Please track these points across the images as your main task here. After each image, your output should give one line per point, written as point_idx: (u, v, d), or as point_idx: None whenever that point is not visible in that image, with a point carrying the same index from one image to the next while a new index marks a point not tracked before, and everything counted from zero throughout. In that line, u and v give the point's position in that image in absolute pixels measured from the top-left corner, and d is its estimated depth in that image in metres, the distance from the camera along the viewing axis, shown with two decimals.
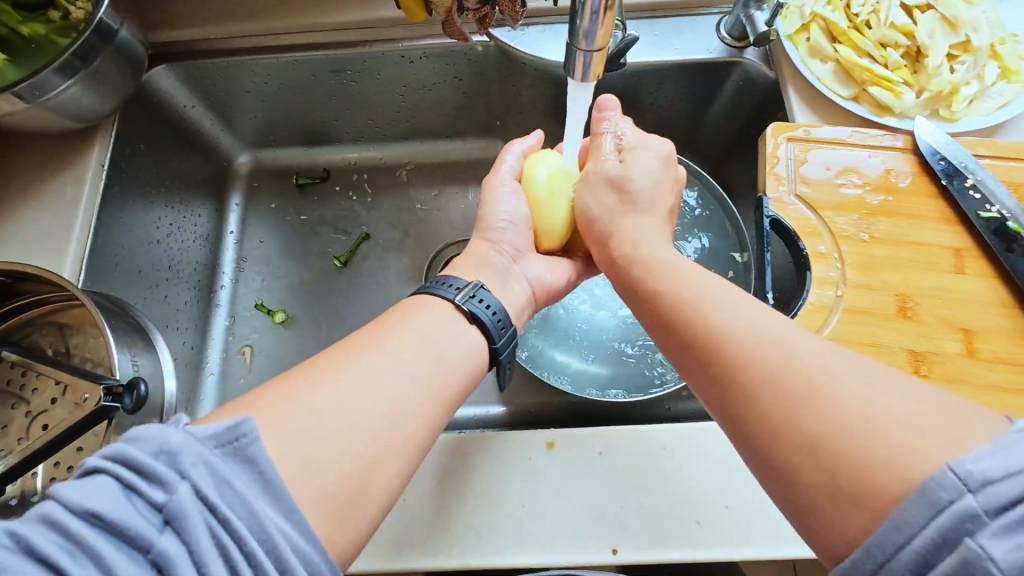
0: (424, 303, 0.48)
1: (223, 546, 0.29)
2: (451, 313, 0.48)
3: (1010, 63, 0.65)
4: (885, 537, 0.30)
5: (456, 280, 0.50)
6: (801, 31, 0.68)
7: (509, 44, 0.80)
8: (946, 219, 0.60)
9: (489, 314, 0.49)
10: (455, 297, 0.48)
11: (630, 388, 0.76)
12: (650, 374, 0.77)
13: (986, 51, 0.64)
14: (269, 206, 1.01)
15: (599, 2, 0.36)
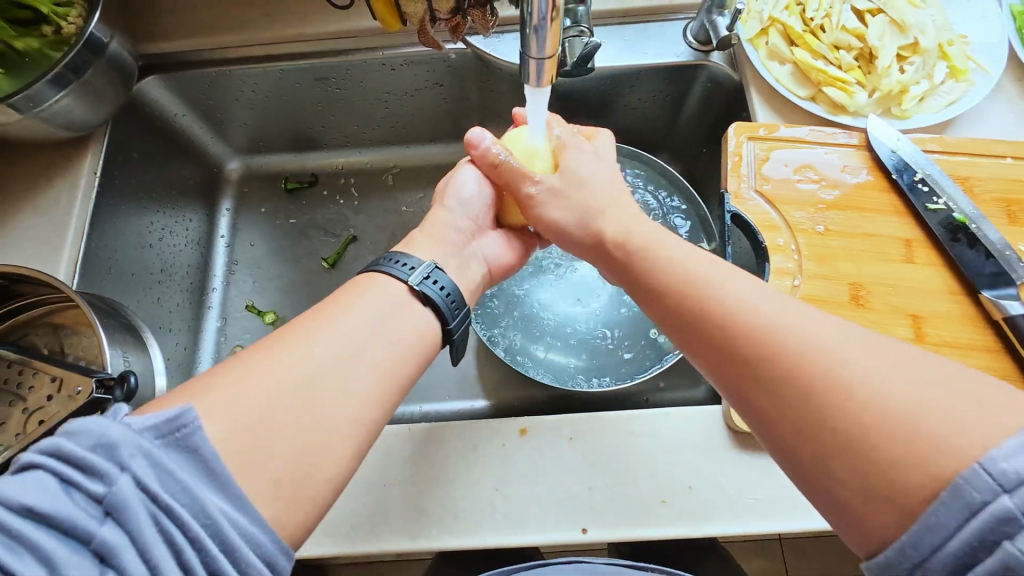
0: (377, 280, 0.51)
1: (166, 532, 0.32)
2: (405, 294, 0.51)
3: (957, 63, 0.68)
4: (920, 539, 0.31)
5: (411, 260, 0.53)
6: (761, 34, 0.72)
7: (485, 50, 0.83)
8: (898, 211, 0.63)
9: (443, 296, 0.52)
10: (409, 278, 0.51)
11: (613, 376, 0.78)
12: (630, 359, 0.79)
13: (934, 52, 0.67)
14: (259, 210, 1.04)
15: (545, 11, 0.40)
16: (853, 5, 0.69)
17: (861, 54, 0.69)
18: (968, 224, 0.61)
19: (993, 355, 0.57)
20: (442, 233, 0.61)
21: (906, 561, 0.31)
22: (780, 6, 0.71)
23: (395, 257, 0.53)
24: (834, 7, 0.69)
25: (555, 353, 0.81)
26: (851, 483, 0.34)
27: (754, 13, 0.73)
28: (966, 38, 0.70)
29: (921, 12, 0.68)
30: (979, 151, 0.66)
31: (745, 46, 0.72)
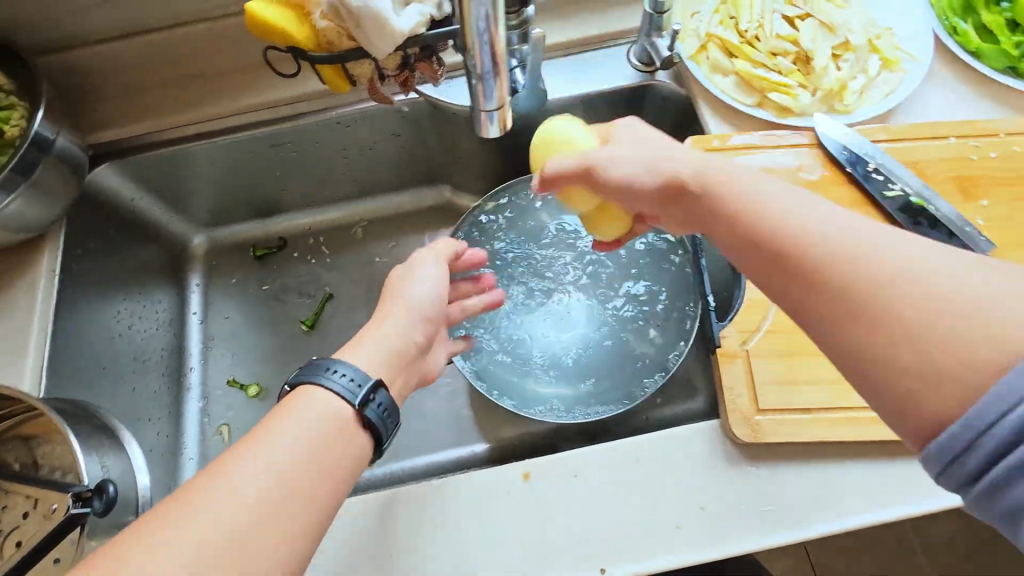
0: (313, 396, 0.47)
1: None
2: (344, 416, 0.47)
3: (888, 55, 0.71)
4: (988, 409, 0.32)
5: (356, 374, 0.49)
6: (700, 50, 0.74)
7: (437, 97, 0.84)
8: (859, 202, 0.65)
9: (383, 414, 0.49)
10: (355, 400, 0.48)
11: (616, 402, 0.75)
12: (631, 383, 0.77)
13: (864, 48, 0.70)
14: (230, 281, 1.02)
15: (490, 66, 0.40)
16: (781, 12, 0.71)
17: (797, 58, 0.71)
18: (926, 207, 0.63)
19: None
20: (389, 337, 0.58)
21: (970, 431, 0.32)
22: (713, 23, 0.74)
23: (331, 366, 0.49)
24: (765, 17, 0.71)
25: (551, 388, 0.78)
26: (884, 360, 0.36)
27: (691, 30, 0.75)
28: (892, 29, 0.73)
29: (846, 11, 0.72)
30: (923, 135, 0.68)
31: (687, 63, 0.74)
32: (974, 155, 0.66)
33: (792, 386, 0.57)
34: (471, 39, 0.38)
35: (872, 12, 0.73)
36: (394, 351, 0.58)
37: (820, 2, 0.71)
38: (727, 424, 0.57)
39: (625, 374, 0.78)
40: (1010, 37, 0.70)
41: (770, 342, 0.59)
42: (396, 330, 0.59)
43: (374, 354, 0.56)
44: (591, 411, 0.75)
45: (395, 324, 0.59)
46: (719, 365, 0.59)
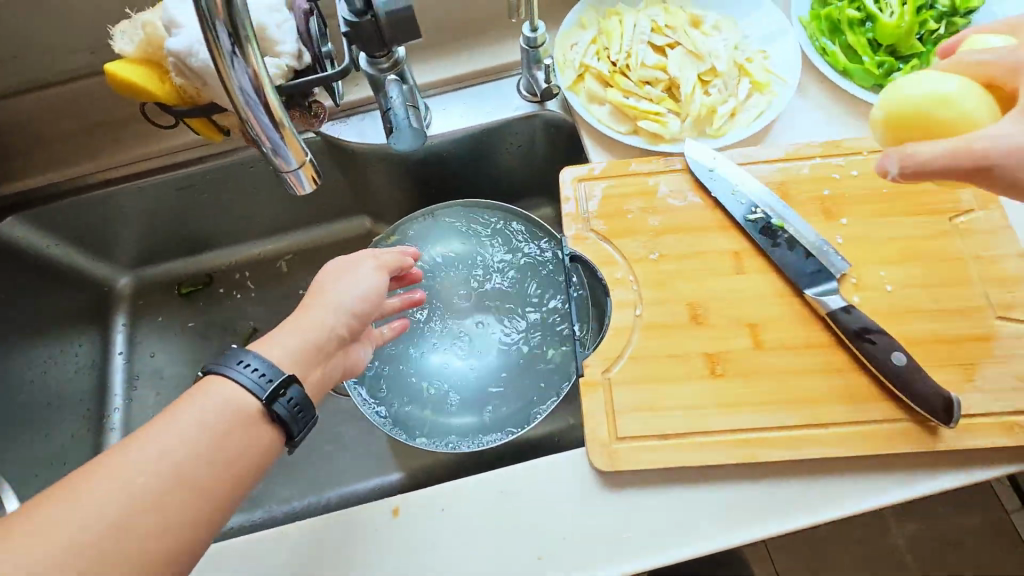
0: (218, 387, 0.48)
1: None
2: (252, 410, 0.48)
3: (757, 78, 0.73)
4: None
5: (268, 369, 0.49)
6: (577, 81, 0.76)
7: (335, 135, 0.86)
8: (723, 226, 0.66)
9: (289, 405, 0.49)
10: (260, 393, 0.48)
11: (513, 427, 0.77)
12: (531, 403, 0.78)
13: (733, 73, 0.72)
14: (156, 320, 1.03)
15: (273, 133, 0.40)
16: (650, 43, 0.73)
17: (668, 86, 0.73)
18: (786, 228, 0.64)
19: (828, 350, 0.59)
20: (308, 334, 0.55)
21: None
22: (588, 55, 0.76)
23: (240, 358, 0.49)
24: (634, 47, 0.73)
25: (454, 416, 0.79)
26: None
27: (568, 62, 0.77)
28: (761, 53, 0.75)
29: (713, 38, 0.74)
30: (790, 156, 0.69)
31: (566, 94, 0.76)
32: (837, 175, 0.68)
33: (652, 412, 0.58)
34: (236, 101, 0.38)
35: (741, 37, 0.75)
36: (315, 348, 0.55)
37: (687, 31, 0.73)
38: (588, 452, 0.58)
39: (525, 395, 0.79)
40: (873, 56, 0.72)
41: (632, 369, 0.60)
42: (319, 325, 0.56)
43: (291, 353, 0.54)
44: (488, 438, 0.76)
45: (320, 320, 0.57)
46: (584, 394, 0.60)
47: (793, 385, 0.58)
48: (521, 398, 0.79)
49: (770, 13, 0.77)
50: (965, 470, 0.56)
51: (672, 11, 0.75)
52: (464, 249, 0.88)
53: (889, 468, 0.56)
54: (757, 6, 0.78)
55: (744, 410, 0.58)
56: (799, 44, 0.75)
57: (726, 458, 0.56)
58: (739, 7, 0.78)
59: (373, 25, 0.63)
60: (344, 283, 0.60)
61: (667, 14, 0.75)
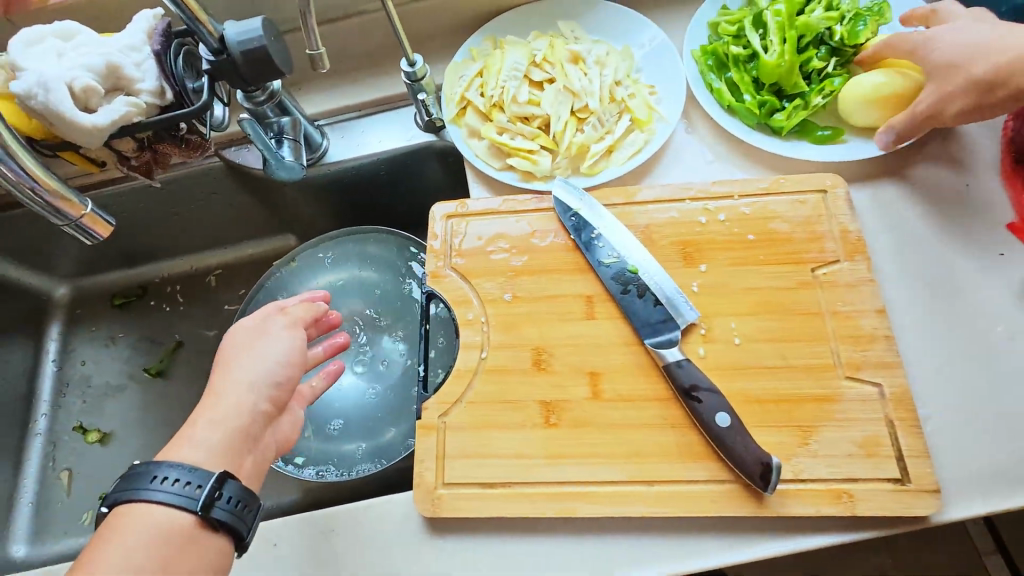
0: (141, 512, 0.46)
1: None
2: (186, 526, 0.47)
3: (636, 116, 0.72)
4: None
5: (194, 475, 0.48)
6: (459, 114, 0.75)
7: (236, 160, 0.86)
8: (580, 268, 0.65)
9: (229, 506, 0.48)
10: (192, 506, 0.47)
11: (386, 458, 0.77)
12: (407, 434, 0.78)
13: (608, 111, 0.71)
14: (89, 330, 1.08)
15: (37, 190, 0.43)
16: (529, 79, 0.73)
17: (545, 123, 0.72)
18: (638, 274, 0.63)
19: (664, 404, 0.58)
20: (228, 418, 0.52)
21: None
22: (471, 88, 0.75)
23: (156, 472, 0.47)
24: (512, 83, 0.73)
25: (333, 444, 0.79)
26: None
27: (453, 95, 0.76)
28: (644, 89, 0.73)
29: (594, 74, 0.73)
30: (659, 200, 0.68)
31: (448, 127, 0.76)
32: (702, 219, 0.66)
33: (479, 459, 0.58)
34: None
35: (625, 73, 0.74)
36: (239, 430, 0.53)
37: (567, 67, 0.73)
38: (413, 497, 0.58)
39: (403, 425, 0.79)
40: (755, 94, 0.70)
41: (467, 414, 0.60)
42: (239, 403, 0.53)
43: (217, 445, 0.51)
44: (360, 468, 0.77)
45: (239, 397, 0.53)
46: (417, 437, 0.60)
47: (622, 439, 0.57)
48: (399, 428, 0.79)
49: (659, 48, 0.76)
50: (790, 536, 0.54)
51: (555, 45, 0.75)
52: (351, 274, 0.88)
53: (711, 530, 0.55)
54: (647, 41, 0.77)
55: (569, 462, 0.57)
56: (684, 80, 0.73)
57: (543, 510, 0.56)
58: (630, 42, 0.77)
59: (231, 64, 0.64)
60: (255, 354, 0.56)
61: (550, 48, 0.75)
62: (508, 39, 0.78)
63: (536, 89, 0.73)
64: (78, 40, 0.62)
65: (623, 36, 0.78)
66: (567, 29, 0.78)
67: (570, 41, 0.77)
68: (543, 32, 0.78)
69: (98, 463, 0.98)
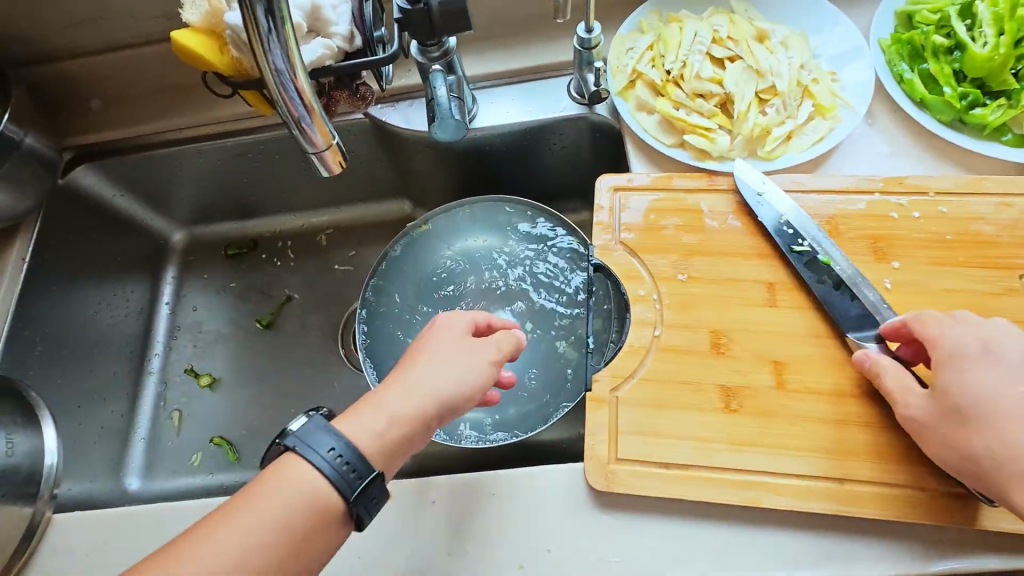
0: (295, 470, 0.46)
1: None
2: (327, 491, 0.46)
3: (821, 102, 0.68)
4: None
5: (350, 457, 0.47)
6: (627, 86, 0.73)
7: (381, 118, 0.85)
8: (761, 253, 0.63)
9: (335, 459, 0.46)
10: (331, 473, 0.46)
11: (520, 429, 0.75)
12: (543, 405, 0.76)
13: (794, 94, 0.68)
14: (201, 277, 1.08)
15: (303, 112, 0.42)
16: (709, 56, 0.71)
17: (722, 102, 0.70)
18: (831, 265, 0.60)
19: (857, 401, 0.55)
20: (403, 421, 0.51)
21: None
22: (643, 60, 0.73)
23: (327, 440, 0.47)
24: (691, 58, 0.70)
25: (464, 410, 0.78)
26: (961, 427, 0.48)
27: (621, 66, 0.74)
28: (830, 75, 0.70)
29: (779, 56, 0.70)
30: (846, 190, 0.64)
31: (613, 99, 0.73)
32: (895, 214, 0.62)
33: (654, 437, 0.56)
34: (268, 77, 0.39)
35: (810, 57, 0.71)
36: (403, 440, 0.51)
37: (750, 47, 0.70)
38: (584, 469, 0.57)
39: (539, 397, 0.77)
40: (955, 87, 0.66)
41: (642, 391, 0.58)
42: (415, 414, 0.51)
43: (390, 441, 0.50)
44: (495, 436, 0.75)
45: (403, 399, 0.52)
46: (588, 410, 0.59)
47: (813, 433, 0.55)
48: (534, 399, 0.77)
49: (847, 33, 0.72)
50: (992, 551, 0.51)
51: (737, 23, 0.72)
52: (482, 240, 0.87)
53: (908, 536, 0.52)
54: (832, 24, 0.73)
55: (751, 448, 0.55)
56: (872, 70, 0.70)
57: (727, 496, 0.54)
58: (813, 25, 0.73)
59: (425, 14, 0.63)
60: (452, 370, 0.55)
61: (731, 26, 0.72)
62: (683, 13, 0.75)
63: (715, 66, 0.71)
64: None
65: (806, 17, 0.74)
66: (747, 5, 0.75)
67: (750, 19, 0.74)
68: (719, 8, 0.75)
69: (208, 407, 0.98)
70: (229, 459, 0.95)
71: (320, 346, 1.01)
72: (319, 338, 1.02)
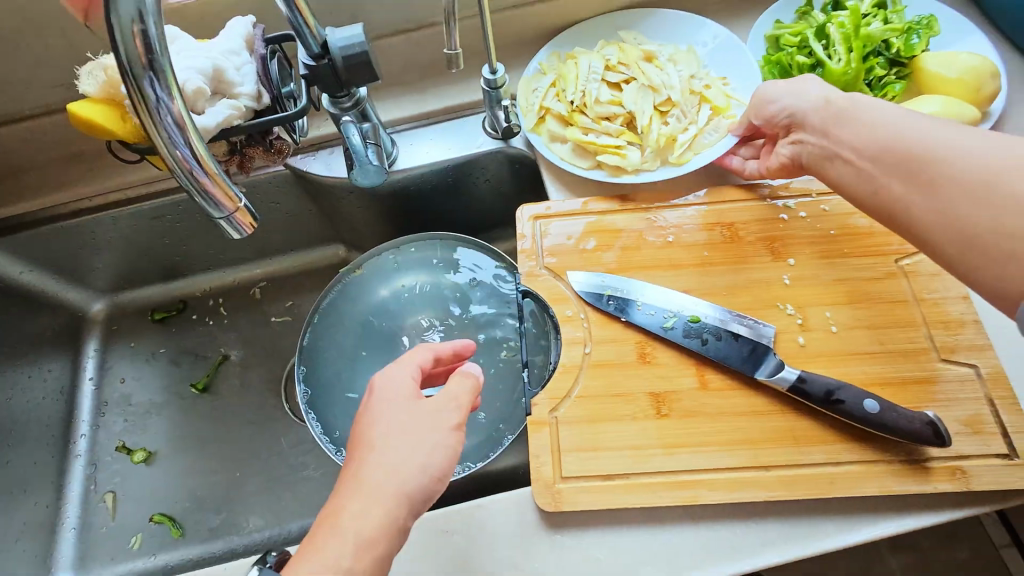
0: None
1: None
2: None
3: (713, 107, 0.74)
4: None
5: None
6: (537, 121, 0.77)
7: (303, 168, 0.86)
8: (674, 265, 0.67)
9: None
10: None
11: (479, 457, 0.74)
12: (499, 429, 0.76)
13: (688, 103, 0.74)
14: (127, 346, 1.03)
15: (201, 176, 0.42)
16: (606, 83, 0.76)
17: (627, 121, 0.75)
18: (701, 322, 0.63)
19: (774, 392, 0.59)
20: (372, 543, 0.46)
21: None
22: (548, 96, 0.77)
23: None
24: (590, 87, 0.75)
25: None
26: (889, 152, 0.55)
27: (529, 105, 0.78)
28: (718, 81, 0.76)
29: (667, 71, 0.76)
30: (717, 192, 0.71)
31: (527, 133, 0.77)
32: (785, 216, 0.69)
33: (592, 452, 0.59)
34: (161, 147, 0.39)
35: (696, 68, 0.77)
36: (385, 555, 0.46)
37: (641, 67, 0.76)
38: (531, 492, 0.58)
39: (495, 421, 0.77)
40: None
41: (577, 408, 0.60)
42: (385, 522, 0.46)
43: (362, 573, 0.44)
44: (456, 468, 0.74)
45: (368, 509, 0.46)
46: (529, 433, 0.60)
47: (738, 427, 0.58)
48: (490, 424, 0.77)
49: (723, 43, 0.79)
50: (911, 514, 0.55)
51: (625, 49, 0.78)
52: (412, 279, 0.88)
53: (831, 512, 0.56)
54: (711, 35, 0.80)
55: (683, 451, 0.58)
56: (753, 71, 0.77)
57: (666, 500, 0.56)
58: (694, 41, 0.80)
59: (331, 68, 0.65)
60: (403, 452, 0.49)
61: (621, 52, 0.78)
62: (576, 49, 0.80)
63: (613, 90, 0.76)
64: (179, 46, 0.62)
65: (685, 35, 0.81)
66: (629, 31, 0.81)
67: (636, 45, 0.80)
68: (608, 37, 0.82)
69: (144, 482, 0.93)
70: (173, 536, 0.89)
71: (262, 403, 0.98)
72: (260, 394, 0.99)
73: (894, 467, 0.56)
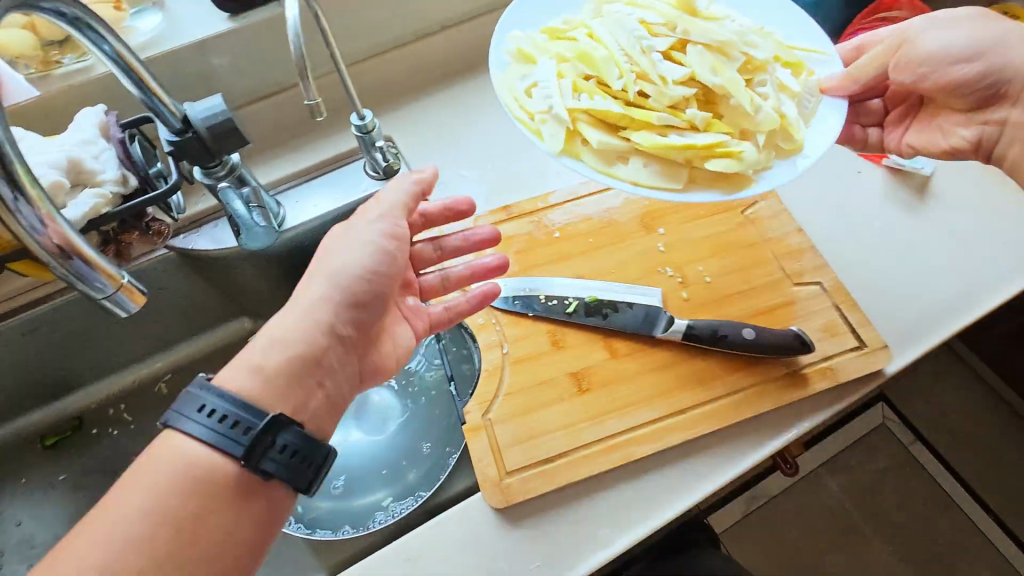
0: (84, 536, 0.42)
1: None
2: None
3: (772, 78, 0.70)
4: None
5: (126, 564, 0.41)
6: (552, 133, 0.68)
7: (187, 247, 0.84)
8: (561, 257, 0.74)
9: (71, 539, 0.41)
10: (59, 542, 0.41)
11: (431, 482, 0.74)
12: (444, 452, 0.76)
13: (769, 62, 0.70)
14: (17, 484, 0.92)
15: (73, 260, 0.41)
16: (618, 73, 0.69)
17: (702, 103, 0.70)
18: (598, 301, 0.69)
19: (671, 344, 0.67)
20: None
21: None
22: (570, 97, 0.69)
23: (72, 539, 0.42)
24: (639, 60, 0.69)
25: (375, 494, 0.76)
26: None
27: (534, 116, 0.69)
28: (755, 44, 0.70)
29: (721, 34, 0.69)
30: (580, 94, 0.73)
31: (554, 155, 0.67)
32: None
33: (530, 441, 0.62)
34: (24, 239, 0.39)
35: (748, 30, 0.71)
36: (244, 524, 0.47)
37: (702, 29, 0.69)
38: (482, 495, 0.60)
39: (441, 444, 0.78)
40: None
41: (507, 406, 0.64)
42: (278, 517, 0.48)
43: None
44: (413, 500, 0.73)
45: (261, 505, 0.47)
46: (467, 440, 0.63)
47: (651, 382, 0.65)
48: (437, 450, 0.78)
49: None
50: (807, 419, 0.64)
51: (673, 14, 0.71)
52: None
53: (745, 434, 0.64)
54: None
55: (609, 417, 0.63)
56: (807, 33, 0.76)
57: (605, 464, 0.61)
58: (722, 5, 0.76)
59: (198, 142, 0.66)
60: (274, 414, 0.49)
61: (664, 20, 0.71)
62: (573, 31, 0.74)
63: (661, 76, 0.68)
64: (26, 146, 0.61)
65: None
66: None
67: (665, 2, 0.73)
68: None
69: None
70: None
71: None
72: None
73: (779, 381, 0.65)
